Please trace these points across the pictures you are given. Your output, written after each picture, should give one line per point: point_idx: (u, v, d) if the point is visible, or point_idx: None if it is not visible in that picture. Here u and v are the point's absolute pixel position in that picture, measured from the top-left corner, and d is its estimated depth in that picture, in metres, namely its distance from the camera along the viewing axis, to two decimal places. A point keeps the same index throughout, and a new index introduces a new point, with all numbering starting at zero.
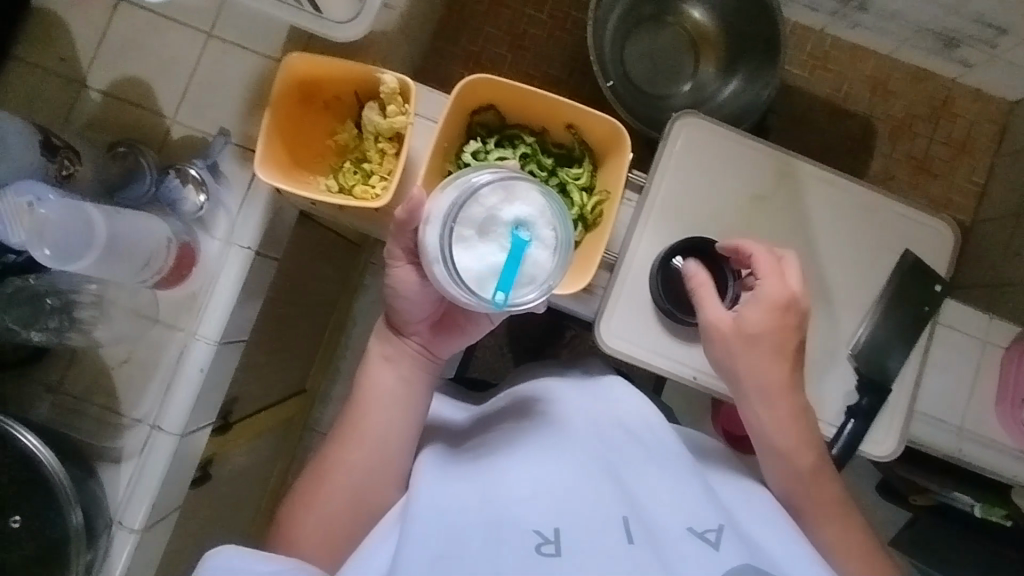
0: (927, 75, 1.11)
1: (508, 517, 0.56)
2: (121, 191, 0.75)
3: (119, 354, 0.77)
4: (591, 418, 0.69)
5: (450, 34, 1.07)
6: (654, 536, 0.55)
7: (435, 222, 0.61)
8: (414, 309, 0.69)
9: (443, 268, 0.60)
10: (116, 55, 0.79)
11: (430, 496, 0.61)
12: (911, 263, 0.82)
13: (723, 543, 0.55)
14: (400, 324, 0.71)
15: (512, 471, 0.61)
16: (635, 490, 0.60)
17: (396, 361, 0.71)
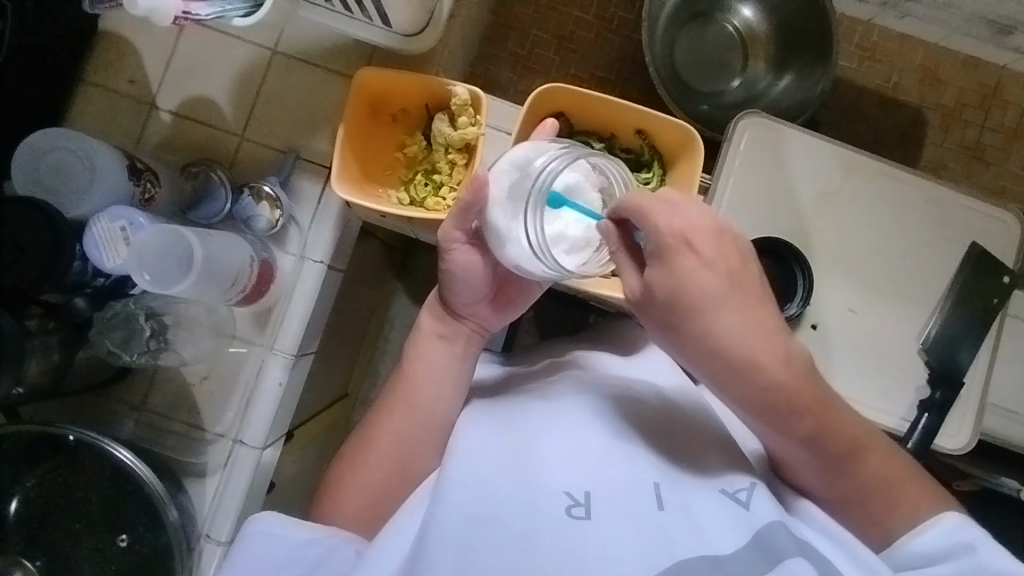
0: (977, 63, 1.10)
1: (542, 478, 0.54)
2: (195, 208, 0.77)
3: (199, 371, 0.79)
4: (629, 384, 0.66)
5: (497, 38, 1.07)
6: (688, 503, 0.53)
7: (500, 200, 0.62)
8: (468, 287, 0.68)
9: (513, 243, 0.61)
10: (184, 75, 0.80)
11: (457, 455, 0.58)
12: (980, 256, 0.82)
13: (755, 502, 0.54)
14: (453, 303, 0.69)
15: (540, 432, 0.59)
16: (666, 455, 0.59)
17: (451, 340, 0.69)
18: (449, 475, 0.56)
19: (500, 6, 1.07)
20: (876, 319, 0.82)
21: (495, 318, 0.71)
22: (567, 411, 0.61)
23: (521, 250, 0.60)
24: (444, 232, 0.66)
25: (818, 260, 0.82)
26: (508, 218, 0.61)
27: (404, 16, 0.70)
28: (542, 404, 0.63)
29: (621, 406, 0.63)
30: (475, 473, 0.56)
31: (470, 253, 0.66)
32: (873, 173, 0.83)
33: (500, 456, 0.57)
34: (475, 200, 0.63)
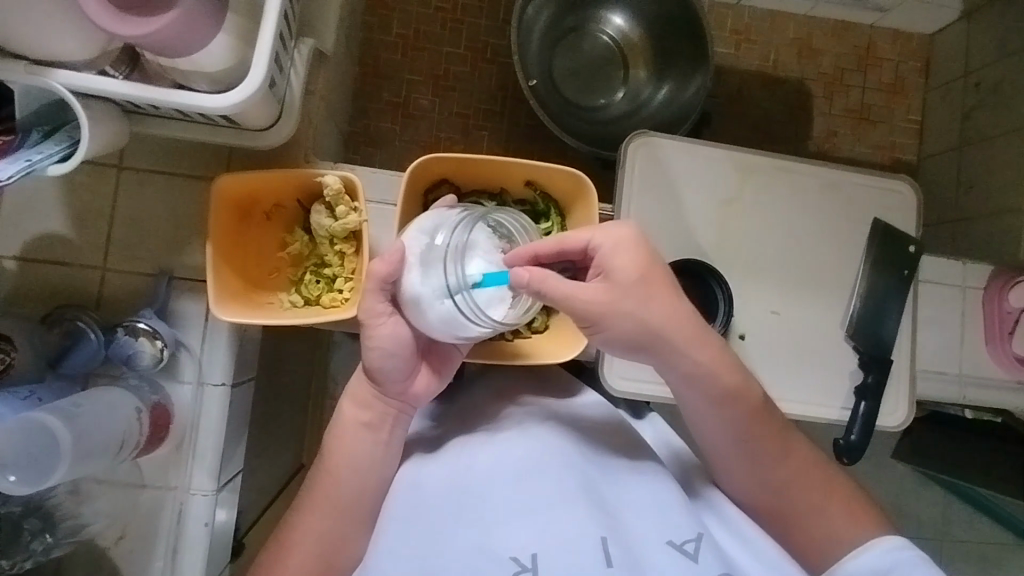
0: (846, 26, 1.11)
1: (484, 543, 0.55)
2: (66, 361, 0.68)
3: (113, 532, 0.71)
4: (566, 417, 0.64)
5: (370, 90, 1.01)
6: (636, 558, 0.54)
7: (416, 268, 0.60)
8: (397, 364, 0.62)
9: (437, 310, 0.58)
10: (21, 214, 0.71)
11: (395, 512, 0.60)
12: (884, 230, 0.82)
13: (703, 553, 0.55)
14: (382, 383, 0.63)
15: (484, 485, 0.58)
16: (613, 501, 0.57)
17: (376, 428, 0.64)
18: (392, 528, 0.59)
19: (366, 56, 1.01)
20: (798, 314, 0.82)
21: (426, 390, 0.66)
22: (512, 462, 0.59)
23: (447, 316, 0.58)
24: (366, 308, 0.61)
25: (733, 268, 0.81)
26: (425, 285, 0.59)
27: (257, 117, 0.64)
28: (486, 450, 0.60)
29: (569, 446, 0.60)
30: (421, 535, 0.57)
31: (399, 324, 0.62)
32: (768, 171, 0.82)
33: (443, 516, 0.57)
34: (392, 271, 0.60)
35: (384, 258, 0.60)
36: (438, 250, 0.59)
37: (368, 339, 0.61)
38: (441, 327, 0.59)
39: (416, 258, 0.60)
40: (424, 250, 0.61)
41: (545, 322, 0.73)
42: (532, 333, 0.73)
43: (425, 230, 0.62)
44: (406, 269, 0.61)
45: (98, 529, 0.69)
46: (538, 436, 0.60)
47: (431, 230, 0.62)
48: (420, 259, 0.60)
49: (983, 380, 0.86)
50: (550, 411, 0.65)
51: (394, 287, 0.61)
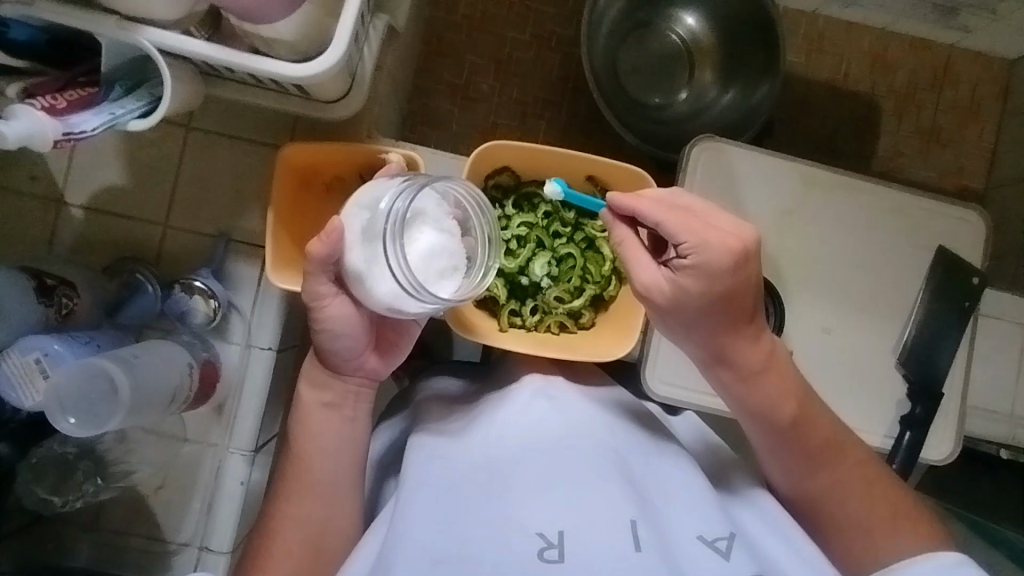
0: (925, 43, 1.07)
1: (509, 518, 0.54)
2: (123, 311, 0.70)
3: (153, 481, 0.73)
4: (601, 406, 0.65)
5: (432, 70, 1.01)
6: (667, 547, 0.53)
7: (357, 245, 0.57)
8: (346, 342, 0.63)
9: (384, 289, 0.57)
10: (92, 164, 0.73)
11: (421, 478, 0.59)
12: (948, 258, 0.80)
13: (735, 553, 0.53)
14: (333, 362, 0.65)
15: (513, 455, 0.58)
16: (648, 486, 0.58)
17: (338, 406, 0.66)
18: (421, 492, 0.57)
19: (431, 35, 1.01)
20: (848, 337, 0.80)
21: (381, 367, 0.67)
22: (541, 436, 0.59)
23: (395, 295, 0.57)
24: (309, 290, 0.60)
25: (787, 284, 0.79)
26: (368, 264, 0.57)
27: (328, 90, 0.64)
28: (514, 421, 0.61)
29: (597, 426, 0.61)
30: (449, 502, 0.56)
31: (343, 304, 0.61)
32: (833, 187, 0.80)
33: (471, 485, 0.57)
34: (332, 251, 0.57)
35: (322, 238, 0.57)
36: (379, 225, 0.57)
37: (314, 321, 0.61)
38: (388, 304, 0.58)
39: (358, 235, 0.57)
40: (367, 225, 0.57)
41: (592, 319, 0.73)
42: (578, 328, 0.73)
43: (365, 204, 0.58)
44: (346, 246, 0.58)
45: (140, 476, 0.71)
46: (568, 413, 0.62)
47: (372, 203, 0.58)
48: (362, 236, 0.57)
49: None
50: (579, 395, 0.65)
51: (336, 267, 0.59)
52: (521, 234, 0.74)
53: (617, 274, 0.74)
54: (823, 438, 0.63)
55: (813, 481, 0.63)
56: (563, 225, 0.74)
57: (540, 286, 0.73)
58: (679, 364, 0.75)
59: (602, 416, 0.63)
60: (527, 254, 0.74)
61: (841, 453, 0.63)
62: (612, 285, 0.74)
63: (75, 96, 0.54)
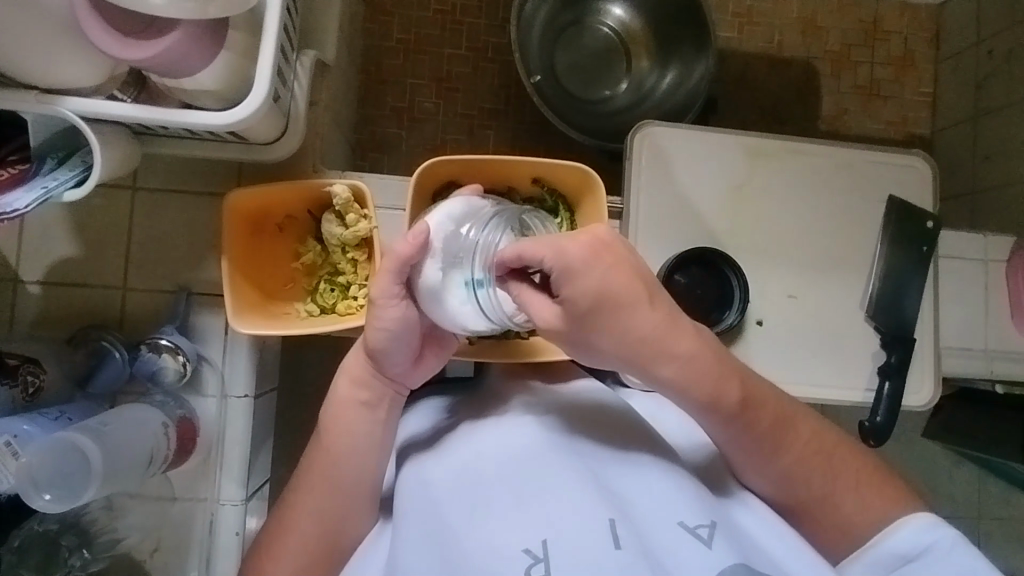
0: (852, 2, 1.10)
1: (491, 540, 0.53)
2: (92, 379, 0.70)
3: (147, 545, 0.73)
4: (579, 412, 0.63)
5: (374, 96, 1.02)
6: (648, 543, 0.51)
7: (437, 257, 0.60)
8: (399, 347, 0.62)
9: (457, 299, 0.58)
10: (42, 239, 0.73)
11: (409, 515, 0.59)
12: (900, 206, 0.81)
13: (717, 540, 0.51)
14: (380, 365, 0.63)
15: (494, 475, 0.57)
16: (628, 486, 0.55)
17: (374, 407, 0.64)
18: (408, 523, 0.58)
19: (369, 63, 1.02)
20: (815, 298, 0.80)
21: (420, 375, 0.66)
22: (523, 450, 0.58)
23: (466, 305, 0.58)
24: (379, 286, 0.59)
25: (748, 255, 0.80)
26: (446, 275, 0.59)
27: (263, 132, 0.65)
28: (492, 441, 0.60)
29: (579, 436, 0.60)
30: (436, 528, 0.56)
31: (407, 309, 0.60)
32: (777, 153, 0.82)
33: (455, 509, 0.56)
34: (414, 254, 0.58)
35: (410, 239, 0.58)
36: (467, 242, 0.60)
37: (374, 317, 0.60)
38: (457, 315, 0.59)
39: (440, 247, 0.60)
40: (452, 240, 0.61)
41: None
42: None
43: (458, 219, 0.62)
44: (429, 256, 0.60)
45: (132, 541, 0.71)
46: (550, 426, 0.60)
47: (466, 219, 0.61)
48: (446, 248, 0.60)
49: (1011, 355, 0.84)
50: (558, 406, 0.63)
51: (411, 271, 0.60)
52: None
53: None
54: (772, 419, 0.59)
55: (784, 468, 0.58)
56: None
57: None
58: None
59: (581, 425, 0.61)
60: None
61: (789, 428, 0.59)
62: None
63: (8, 175, 0.55)
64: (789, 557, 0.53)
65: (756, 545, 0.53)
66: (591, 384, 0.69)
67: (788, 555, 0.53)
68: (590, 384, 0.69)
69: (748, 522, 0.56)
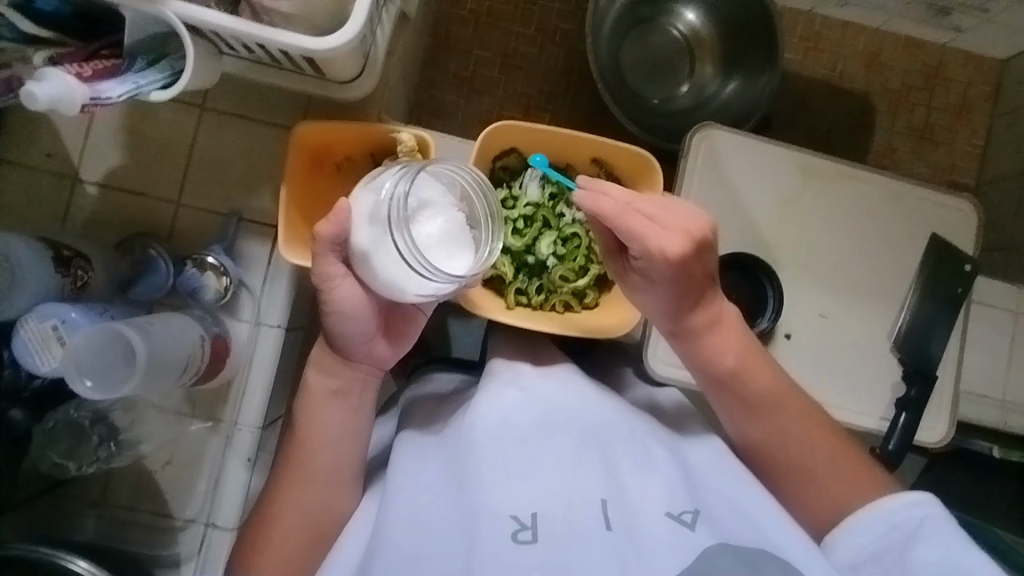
0: (918, 44, 1.11)
1: (478, 504, 0.55)
2: (134, 285, 0.72)
3: (160, 457, 0.74)
4: (567, 398, 0.64)
5: (438, 62, 1.03)
6: (636, 524, 0.54)
7: (364, 226, 0.59)
8: (357, 325, 0.63)
9: (392, 269, 0.58)
10: (106, 143, 0.74)
11: (398, 478, 0.61)
12: (940, 246, 0.82)
13: (700, 525, 0.54)
14: (344, 347, 0.64)
15: (483, 438, 0.59)
16: (615, 463, 0.58)
17: (344, 395, 0.66)
18: (405, 487, 0.60)
19: (439, 28, 1.03)
20: (845, 322, 0.81)
21: (389, 355, 0.67)
22: (513, 421, 0.61)
23: (404, 273, 0.58)
24: (319, 271, 0.60)
25: (786, 271, 0.81)
26: (374, 244, 0.58)
27: (343, 70, 0.66)
28: (485, 405, 0.63)
29: (567, 410, 0.62)
30: (426, 493, 0.59)
31: (353, 286, 0.61)
32: (830, 176, 0.83)
33: (447, 477, 0.59)
34: (339, 232, 0.58)
35: (331, 218, 0.58)
36: (384, 207, 0.59)
37: (325, 303, 0.61)
38: (401, 285, 0.59)
39: (363, 216, 0.59)
40: (373, 208, 0.59)
41: (595, 299, 0.75)
42: (582, 308, 0.75)
43: (370, 187, 0.61)
44: (353, 229, 0.60)
45: (148, 450, 0.72)
46: (538, 399, 0.63)
47: (378, 186, 0.61)
48: (369, 218, 0.59)
49: None
50: (542, 389, 0.65)
51: (344, 247, 0.60)
52: (528, 214, 0.75)
53: None
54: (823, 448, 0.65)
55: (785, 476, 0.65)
56: (568, 206, 0.76)
57: (546, 264, 0.74)
58: None
59: (571, 399, 0.63)
60: (533, 234, 0.75)
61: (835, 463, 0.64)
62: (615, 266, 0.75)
63: (101, 66, 0.55)
64: (778, 536, 0.55)
65: (747, 523, 0.56)
66: (563, 364, 0.69)
67: (774, 529, 0.55)
68: (561, 364, 0.69)
69: (731, 501, 0.59)
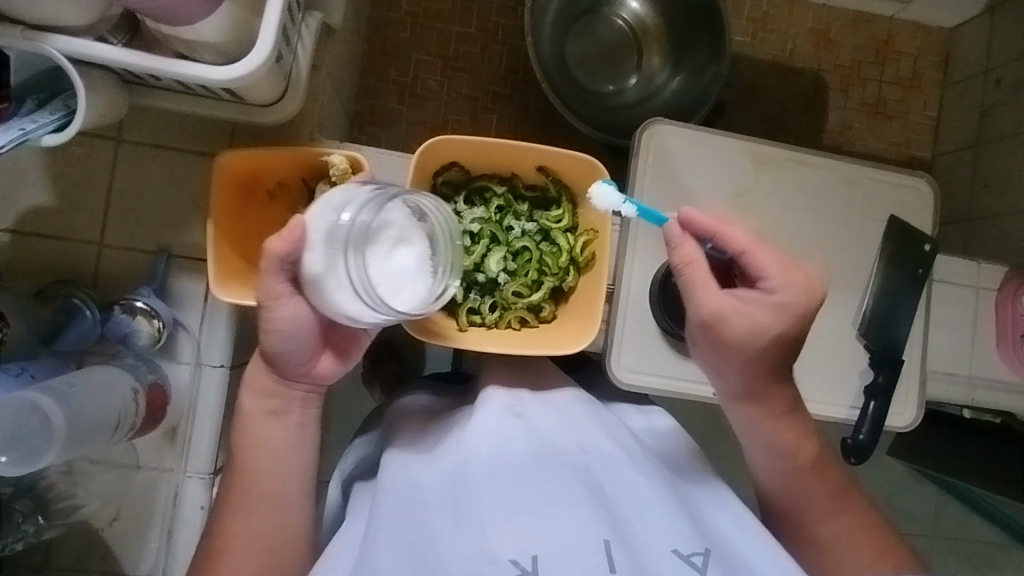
0: (866, 17, 1.09)
1: (481, 546, 0.52)
2: (59, 336, 0.67)
3: (106, 514, 0.70)
4: (568, 425, 0.62)
5: (377, 69, 0.99)
6: (641, 563, 0.52)
7: (319, 248, 0.54)
8: (297, 346, 0.58)
9: (341, 296, 0.54)
10: (15, 186, 0.69)
11: (389, 510, 0.58)
12: (899, 227, 0.80)
13: (710, 568, 0.53)
14: (281, 367, 0.59)
15: (481, 479, 0.56)
16: (618, 503, 0.56)
17: (283, 414, 0.61)
18: (390, 526, 0.56)
19: (374, 33, 0.99)
20: (811, 312, 0.80)
21: (335, 371, 0.62)
22: (509, 458, 0.58)
23: (354, 303, 0.54)
24: (263, 287, 0.56)
25: None
26: (328, 269, 0.54)
27: (261, 94, 0.62)
28: (484, 442, 0.59)
29: (569, 446, 0.59)
30: (416, 533, 0.55)
31: (297, 305, 0.57)
32: (784, 163, 0.81)
33: (439, 514, 0.55)
34: (291, 249, 0.54)
35: (284, 236, 0.53)
36: (343, 231, 0.54)
37: (266, 321, 0.57)
38: (347, 312, 0.55)
39: (320, 237, 0.54)
40: (332, 230, 0.54)
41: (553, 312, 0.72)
42: (539, 322, 0.72)
43: (330, 205, 0.56)
44: (307, 249, 0.55)
45: (90, 510, 0.68)
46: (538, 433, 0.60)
47: (340, 204, 0.55)
48: (325, 239, 0.54)
49: (993, 383, 0.85)
50: (549, 421, 0.62)
51: (294, 265, 0.55)
52: (474, 230, 0.71)
53: (575, 264, 0.71)
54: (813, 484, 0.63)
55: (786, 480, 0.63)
56: (516, 218, 0.72)
57: (497, 281, 0.71)
58: (644, 352, 0.75)
59: (568, 434, 0.61)
60: (481, 250, 0.71)
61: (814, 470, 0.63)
62: (571, 277, 0.71)
63: None
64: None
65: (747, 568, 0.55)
66: (567, 388, 0.68)
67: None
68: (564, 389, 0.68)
69: (735, 537, 0.58)
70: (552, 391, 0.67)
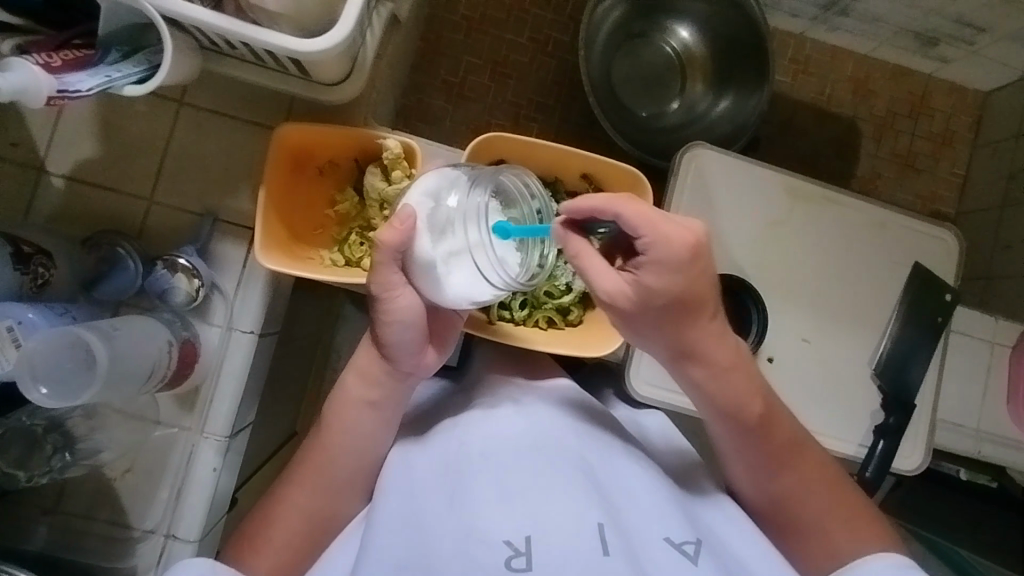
0: (905, 72, 1.12)
1: (471, 527, 0.53)
2: (99, 284, 0.68)
3: (121, 464, 0.71)
4: (558, 416, 0.62)
5: (428, 67, 1.02)
6: (635, 550, 0.53)
7: (425, 233, 0.60)
8: (411, 333, 0.61)
9: (460, 279, 0.59)
10: (75, 134, 0.71)
11: (388, 493, 0.59)
12: (923, 276, 0.82)
13: (702, 558, 0.53)
14: (394, 358, 0.62)
15: (475, 462, 0.57)
16: (610, 491, 0.57)
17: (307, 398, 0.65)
18: (389, 505, 0.57)
19: (430, 32, 1.02)
20: (829, 347, 0.81)
21: (435, 361, 0.65)
22: (504, 443, 0.58)
23: (469, 282, 0.59)
24: (378, 280, 0.59)
25: (771, 292, 0.81)
26: (445, 253, 0.59)
27: (328, 72, 0.64)
28: (480, 427, 0.60)
29: (561, 431, 0.60)
30: (416, 514, 0.56)
31: (412, 294, 0.61)
32: (816, 200, 0.83)
33: (437, 493, 0.57)
34: (403, 239, 0.58)
35: (396, 226, 0.58)
36: (448, 214, 0.60)
37: (384, 313, 0.60)
38: (461, 295, 0.60)
39: (425, 224, 0.60)
40: (433, 214, 0.61)
41: (579, 316, 0.74)
42: (566, 324, 0.75)
43: (429, 194, 0.62)
44: (416, 235, 0.60)
45: (108, 457, 0.68)
46: (533, 419, 0.61)
47: (437, 193, 0.62)
48: (430, 224, 0.60)
49: (999, 439, 0.86)
50: (545, 410, 0.62)
51: (405, 256, 0.60)
52: None
53: None
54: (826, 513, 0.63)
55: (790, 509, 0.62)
56: None
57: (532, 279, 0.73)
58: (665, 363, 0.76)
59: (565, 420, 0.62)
60: None
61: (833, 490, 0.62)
62: None
63: (71, 56, 0.54)
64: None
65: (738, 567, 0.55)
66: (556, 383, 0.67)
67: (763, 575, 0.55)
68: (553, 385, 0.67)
69: (726, 537, 0.58)
70: (545, 384, 0.67)
